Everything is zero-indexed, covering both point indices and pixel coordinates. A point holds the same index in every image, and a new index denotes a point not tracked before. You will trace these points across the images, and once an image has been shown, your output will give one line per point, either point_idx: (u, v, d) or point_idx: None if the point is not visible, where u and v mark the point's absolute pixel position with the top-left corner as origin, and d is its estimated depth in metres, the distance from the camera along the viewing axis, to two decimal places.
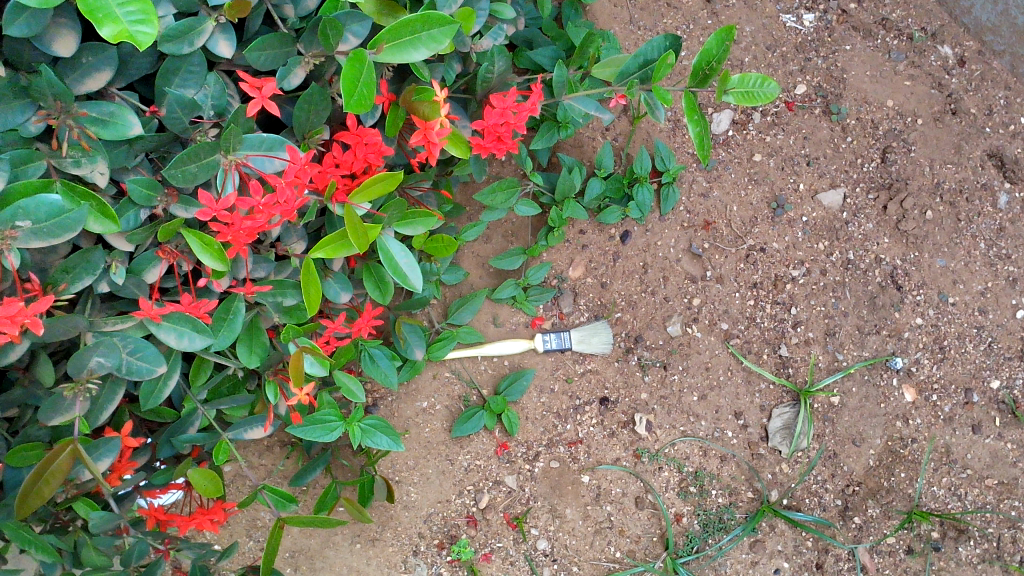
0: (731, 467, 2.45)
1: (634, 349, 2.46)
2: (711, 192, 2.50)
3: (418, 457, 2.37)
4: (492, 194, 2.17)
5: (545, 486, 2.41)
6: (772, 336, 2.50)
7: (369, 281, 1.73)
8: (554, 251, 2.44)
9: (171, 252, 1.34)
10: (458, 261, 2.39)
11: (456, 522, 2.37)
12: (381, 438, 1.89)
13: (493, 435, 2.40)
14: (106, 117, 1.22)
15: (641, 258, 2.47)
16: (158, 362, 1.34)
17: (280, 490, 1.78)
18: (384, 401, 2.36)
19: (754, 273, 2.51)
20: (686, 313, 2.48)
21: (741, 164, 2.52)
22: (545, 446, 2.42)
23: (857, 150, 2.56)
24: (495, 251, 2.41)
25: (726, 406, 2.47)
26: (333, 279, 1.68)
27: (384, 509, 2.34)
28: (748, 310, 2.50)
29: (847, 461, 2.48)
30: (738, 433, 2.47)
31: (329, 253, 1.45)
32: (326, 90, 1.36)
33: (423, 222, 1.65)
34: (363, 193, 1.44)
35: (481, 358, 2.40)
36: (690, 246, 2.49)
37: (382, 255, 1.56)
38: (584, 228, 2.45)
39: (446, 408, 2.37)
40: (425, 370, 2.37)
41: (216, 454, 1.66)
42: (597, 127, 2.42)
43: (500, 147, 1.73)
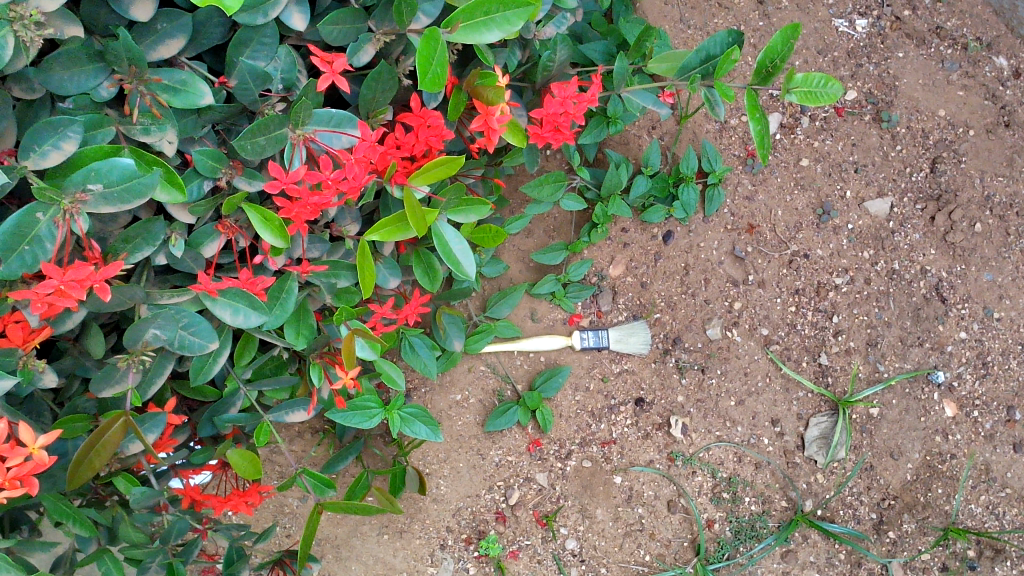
0: (766, 474, 2.41)
1: (672, 351, 2.43)
2: (756, 195, 2.48)
3: (449, 450, 2.34)
4: (539, 186, 2.15)
5: (576, 485, 2.38)
6: (813, 344, 2.46)
7: (418, 268, 1.71)
8: (596, 248, 2.42)
9: (230, 226, 1.31)
10: (499, 253, 2.37)
11: (485, 517, 2.35)
12: (419, 427, 1.89)
13: (526, 431, 2.37)
14: (177, 85, 1.20)
15: (683, 259, 2.44)
16: (211, 338, 1.33)
17: (318, 474, 1.69)
18: (418, 392, 2.33)
19: (796, 279, 2.48)
20: (726, 317, 2.44)
21: (788, 168, 2.51)
22: (578, 445, 2.39)
23: (906, 159, 2.53)
24: (537, 245, 2.39)
25: (763, 412, 2.44)
26: (383, 264, 1.67)
27: (413, 501, 2.33)
28: (790, 316, 2.47)
29: (883, 475, 2.44)
30: (774, 440, 2.43)
31: (385, 236, 1.45)
32: (394, 69, 1.34)
33: (477, 210, 1.62)
34: (424, 175, 1.41)
35: (518, 353, 2.37)
36: (733, 249, 2.46)
37: (435, 241, 1.54)
38: (627, 226, 2.43)
39: (480, 402, 2.35)
40: (461, 362, 2.34)
41: (257, 435, 1.64)
42: (644, 125, 2.41)
43: (557, 137, 1.70)
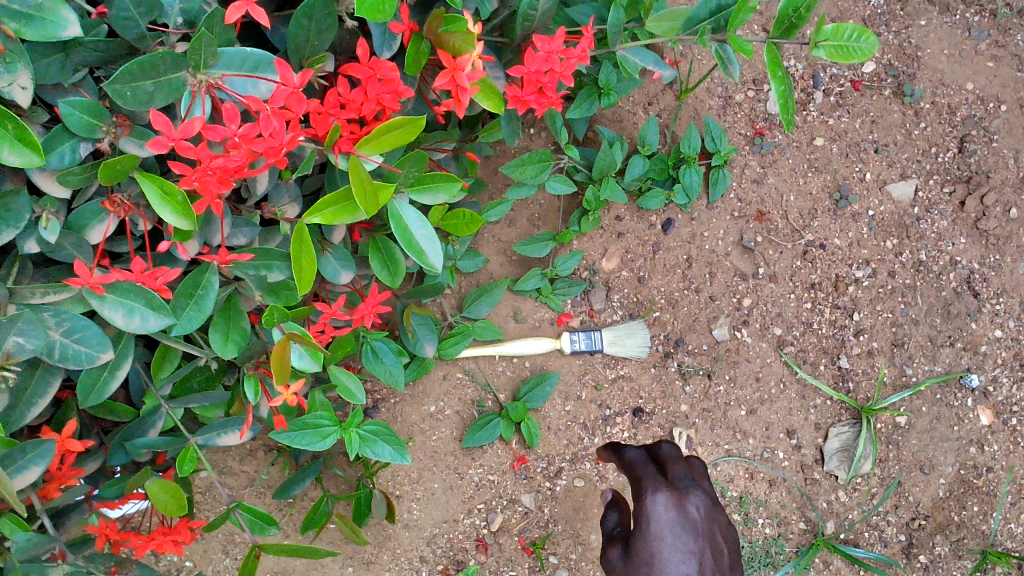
0: (781, 493, 2.15)
1: (673, 354, 2.15)
2: (766, 178, 2.21)
3: (422, 470, 2.06)
4: (521, 167, 1.87)
5: (567, 508, 2.10)
6: (831, 345, 2.20)
7: (376, 259, 1.43)
8: (586, 239, 2.14)
9: (122, 204, 1.02)
10: (477, 245, 2.09)
11: (464, 545, 2.08)
12: (383, 448, 1.61)
13: (510, 447, 2.09)
14: (30, 10, 0.93)
15: (685, 250, 2.16)
16: (102, 347, 1.07)
17: (256, 509, 1.41)
18: (387, 404, 2.05)
19: (812, 273, 2.21)
20: (734, 315, 2.17)
21: (800, 148, 2.23)
22: (568, 462, 2.11)
23: (930, 138, 2.26)
24: (520, 236, 2.11)
25: (778, 423, 2.16)
26: (332, 255, 1.38)
27: (381, 528, 2.04)
28: (805, 314, 2.20)
29: (913, 491, 2.18)
30: (790, 454, 2.16)
31: (328, 219, 1.17)
32: (331, 3, 1.05)
33: (445, 188, 1.37)
34: (374, 143, 1.14)
35: (500, 358, 2.09)
36: (741, 239, 2.18)
37: (392, 224, 1.25)
38: (622, 214, 2.15)
39: (458, 414, 2.07)
40: (435, 369, 2.06)
41: (180, 463, 1.37)
42: (639, 100, 2.14)
43: (541, 100, 1.43)
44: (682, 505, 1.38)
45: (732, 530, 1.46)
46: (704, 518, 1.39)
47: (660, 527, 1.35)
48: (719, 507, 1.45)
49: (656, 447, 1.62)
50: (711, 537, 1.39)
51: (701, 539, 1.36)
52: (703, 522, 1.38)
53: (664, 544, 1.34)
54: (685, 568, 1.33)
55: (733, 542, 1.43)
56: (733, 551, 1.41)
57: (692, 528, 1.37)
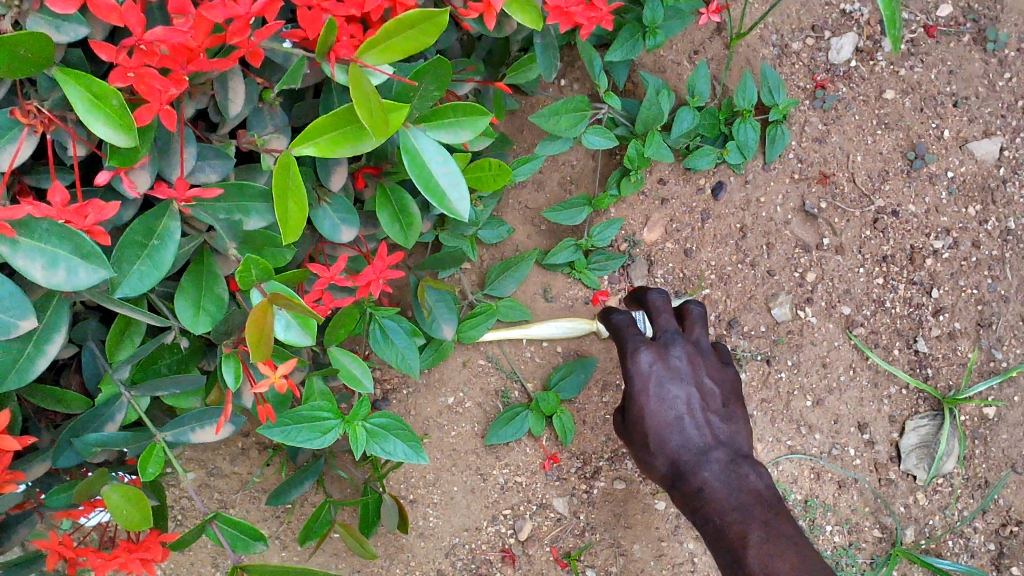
0: (851, 496, 1.89)
1: (725, 337, 1.87)
2: (830, 136, 1.92)
3: (439, 470, 1.79)
4: (554, 116, 1.59)
5: (606, 513, 1.85)
6: (907, 326, 1.92)
7: (384, 214, 1.15)
8: (625, 205, 1.86)
9: (38, 115, 0.84)
10: (499, 213, 1.82)
11: (488, 556, 1.83)
12: (396, 446, 1.34)
13: (539, 444, 1.82)
14: None
15: (738, 218, 1.88)
16: (24, 314, 0.87)
17: (237, 522, 1.15)
18: (398, 395, 1.78)
19: (883, 244, 1.92)
20: (796, 292, 1.89)
21: (868, 103, 1.93)
22: (607, 461, 1.84)
23: (1016, 91, 1.98)
24: (549, 202, 1.84)
25: (848, 415, 1.90)
26: (331, 206, 1.12)
27: (393, 537, 1.79)
28: (876, 291, 1.92)
29: (1004, 494, 1.96)
30: (862, 452, 1.90)
31: (323, 150, 0.91)
32: None
33: (471, 123, 1.09)
34: (382, 49, 0.88)
35: (527, 343, 1.82)
36: (803, 205, 1.90)
37: (404, 158, 0.98)
38: (665, 176, 1.86)
39: (480, 407, 1.80)
40: (454, 355, 1.79)
41: (144, 464, 1.11)
42: (685, 47, 1.86)
43: (590, 13, 1.17)
44: (666, 358, 1.56)
45: (726, 368, 1.63)
46: (689, 365, 1.57)
47: (650, 381, 1.55)
48: (706, 353, 1.61)
49: (641, 294, 1.68)
50: (697, 379, 1.57)
51: (690, 385, 1.56)
52: (689, 369, 1.56)
53: (653, 391, 1.55)
54: (676, 411, 1.55)
55: (728, 380, 1.62)
56: (726, 389, 1.61)
57: (679, 375, 1.56)
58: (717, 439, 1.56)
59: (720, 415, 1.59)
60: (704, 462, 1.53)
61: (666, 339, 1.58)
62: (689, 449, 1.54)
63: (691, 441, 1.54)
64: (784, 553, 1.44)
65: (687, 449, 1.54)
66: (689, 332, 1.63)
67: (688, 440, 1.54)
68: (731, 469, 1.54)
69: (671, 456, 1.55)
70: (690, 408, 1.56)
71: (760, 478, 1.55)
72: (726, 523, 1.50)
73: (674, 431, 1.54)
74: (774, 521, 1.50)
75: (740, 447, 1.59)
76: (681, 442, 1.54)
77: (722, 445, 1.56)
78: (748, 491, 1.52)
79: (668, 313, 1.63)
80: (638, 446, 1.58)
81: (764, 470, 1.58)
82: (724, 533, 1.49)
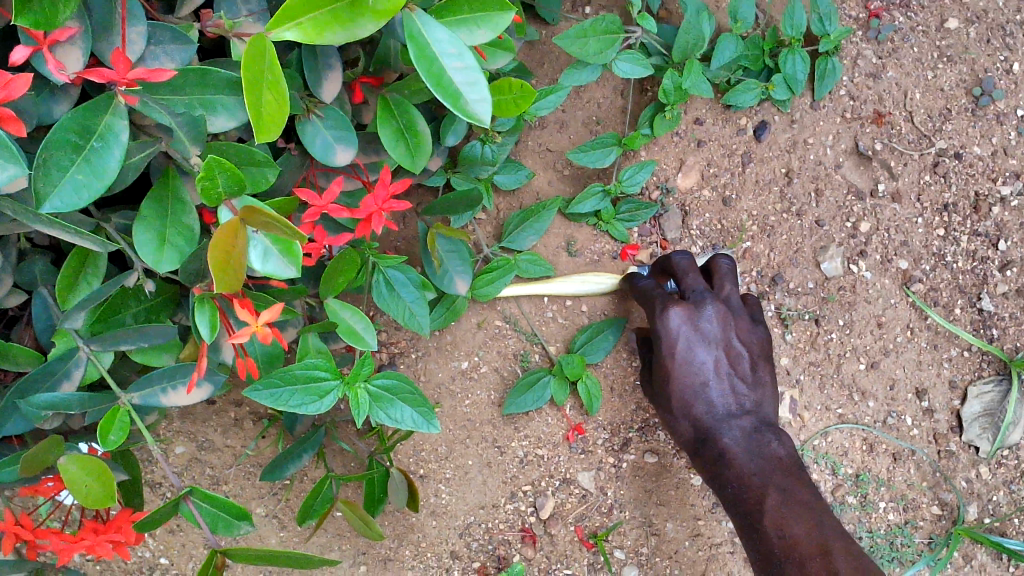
0: (907, 470, 1.72)
1: (769, 295, 1.68)
2: (885, 71, 1.71)
3: (452, 443, 1.62)
4: (580, 40, 1.41)
5: (637, 490, 1.68)
6: (970, 283, 1.74)
7: (387, 131, 0.97)
8: (658, 148, 1.66)
9: None
10: (517, 156, 1.63)
11: (507, 537, 1.66)
12: (403, 411, 1.17)
13: (563, 413, 1.64)
14: None
15: (784, 162, 1.69)
16: None
17: (218, 499, 0.98)
18: (406, 360, 1.59)
19: (944, 190, 1.73)
20: (848, 245, 1.70)
21: (928, 34, 1.73)
22: (638, 432, 1.66)
23: None
24: (573, 144, 1.65)
25: (905, 380, 1.71)
26: (322, 119, 0.94)
27: (402, 516, 1.61)
28: (936, 244, 1.73)
29: None
30: (920, 421, 1.73)
31: (306, 33, 0.73)
32: None
33: (489, 19, 0.91)
34: None
35: (549, 301, 1.63)
36: (856, 146, 1.71)
37: (410, 50, 0.78)
38: (702, 116, 1.66)
39: (497, 373, 1.62)
40: (467, 316, 1.60)
41: (106, 431, 0.94)
42: None
43: None
44: (696, 319, 1.49)
45: (759, 327, 1.56)
46: (719, 328, 1.50)
47: (678, 343, 1.48)
48: (738, 312, 1.54)
49: (667, 255, 1.57)
50: (726, 341, 1.51)
51: (718, 349, 1.51)
52: (718, 332, 1.50)
53: (679, 354, 1.49)
54: (702, 376, 1.51)
55: (762, 341, 1.55)
56: (757, 350, 1.54)
57: (708, 339, 1.50)
58: (741, 405, 1.53)
59: (747, 380, 1.54)
60: (725, 427, 1.50)
61: (696, 300, 1.50)
62: (712, 414, 1.51)
63: (715, 407, 1.51)
64: (801, 517, 1.42)
65: (710, 414, 1.51)
66: (719, 288, 1.54)
67: (712, 405, 1.51)
68: (754, 438, 1.50)
69: (694, 420, 1.52)
70: (716, 373, 1.51)
71: (783, 445, 1.51)
72: (744, 486, 1.47)
73: (699, 395, 1.51)
74: (794, 488, 1.47)
75: (767, 414, 1.54)
76: (706, 408, 1.51)
77: (747, 413, 1.52)
78: (769, 457, 1.49)
79: (696, 273, 1.53)
80: (662, 407, 1.55)
81: (788, 436, 1.54)
82: (740, 495, 1.47)
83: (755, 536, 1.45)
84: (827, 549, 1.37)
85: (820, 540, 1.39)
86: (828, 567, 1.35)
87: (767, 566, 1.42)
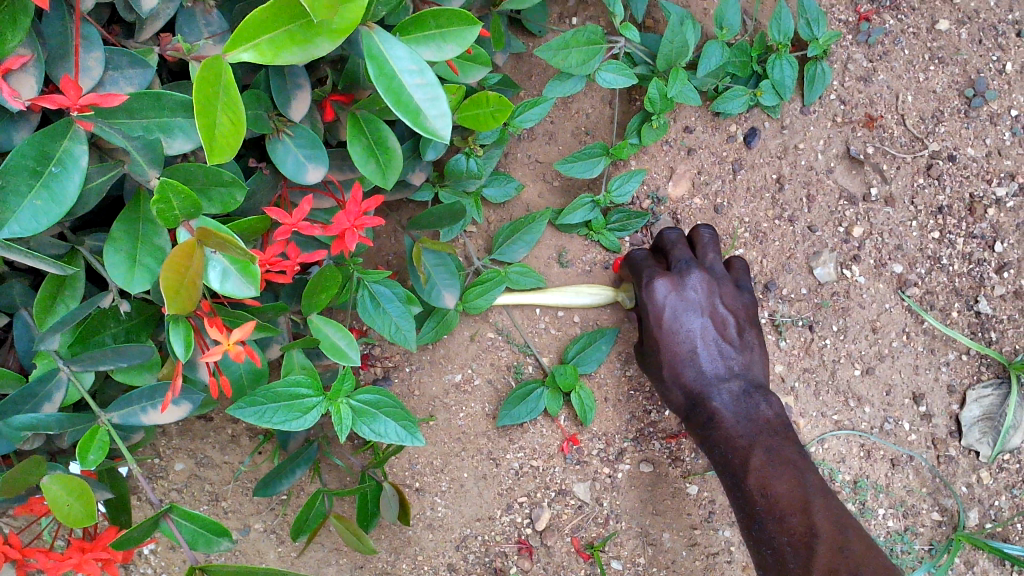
0: (906, 476, 1.70)
1: (762, 302, 1.67)
2: (876, 74, 1.71)
3: (447, 455, 1.62)
4: (563, 51, 1.42)
5: (633, 500, 1.67)
6: (967, 285, 1.72)
7: (357, 147, 0.98)
8: (648, 157, 1.66)
9: None
10: (506, 169, 1.63)
11: (503, 549, 1.66)
12: (387, 426, 1.17)
13: (557, 424, 1.64)
14: None
15: (775, 168, 1.68)
16: None
17: (198, 515, 1.00)
18: (400, 374, 1.59)
19: (939, 193, 1.72)
20: (841, 249, 1.69)
21: (919, 35, 1.72)
22: (632, 441, 1.67)
23: None
24: (562, 155, 1.65)
25: (902, 385, 1.70)
26: (293, 139, 0.96)
27: (398, 530, 1.61)
28: (931, 247, 1.71)
29: None
30: (918, 426, 1.71)
31: (264, 53, 0.75)
32: None
33: (456, 35, 0.92)
34: None
35: (541, 313, 1.63)
36: (847, 151, 1.70)
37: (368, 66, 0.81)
38: (692, 124, 1.66)
39: (490, 385, 1.62)
40: (459, 329, 1.60)
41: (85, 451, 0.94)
42: None
43: None
44: (680, 287, 1.53)
45: (745, 294, 1.59)
46: (703, 295, 1.54)
47: (664, 312, 1.52)
48: (723, 279, 1.58)
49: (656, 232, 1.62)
50: (711, 308, 1.55)
51: (704, 314, 1.54)
52: (703, 298, 1.54)
53: (665, 321, 1.52)
54: (689, 342, 1.54)
55: (747, 306, 1.59)
56: (743, 316, 1.57)
57: (693, 305, 1.54)
58: (730, 369, 1.55)
59: (736, 344, 1.56)
60: (714, 391, 1.52)
61: (681, 270, 1.54)
62: (701, 379, 1.53)
63: (704, 370, 1.53)
64: (782, 474, 1.44)
65: (699, 380, 1.53)
66: (705, 258, 1.58)
67: (701, 371, 1.53)
68: (743, 400, 1.52)
69: (685, 387, 1.53)
70: (703, 339, 1.55)
71: (772, 408, 1.52)
72: (732, 449, 1.48)
73: (689, 362, 1.53)
74: (783, 449, 1.48)
75: (757, 377, 1.56)
76: (695, 373, 1.53)
77: (735, 376, 1.54)
78: (759, 420, 1.50)
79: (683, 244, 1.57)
80: (654, 376, 1.56)
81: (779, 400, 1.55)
82: (728, 456, 1.48)
83: (740, 495, 1.45)
84: (807, 505, 1.40)
85: (801, 494, 1.42)
86: (807, 522, 1.39)
87: (750, 522, 1.44)
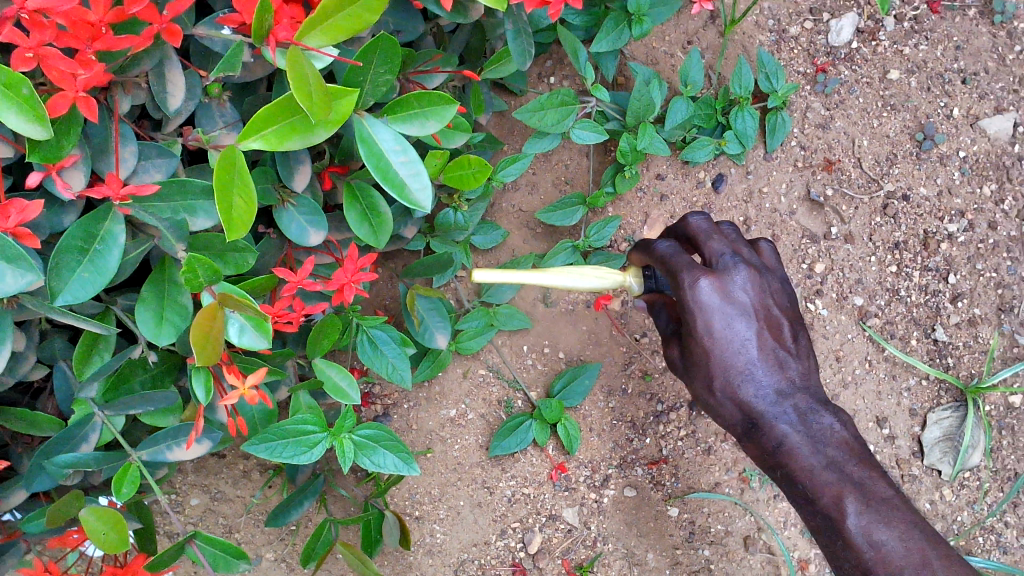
0: None
1: None
2: (833, 121, 1.85)
3: (444, 485, 1.74)
4: (538, 112, 1.56)
5: (618, 522, 1.79)
6: (924, 315, 1.86)
7: (352, 213, 1.12)
8: (623, 203, 1.80)
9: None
10: (492, 218, 1.77)
11: (498, 572, 1.77)
12: (385, 457, 1.29)
13: (546, 453, 1.76)
14: None
15: (742, 211, 1.82)
16: None
17: (218, 539, 1.13)
18: (399, 410, 1.72)
19: (895, 230, 1.85)
20: (806, 285, 1.82)
21: (872, 85, 1.86)
22: (616, 468, 1.79)
23: None
24: (544, 204, 1.79)
25: (867, 410, 1.83)
26: (296, 208, 1.10)
27: (399, 556, 1.72)
28: (890, 280, 1.85)
29: None
30: (882, 447, 1.83)
31: (270, 142, 0.88)
32: None
33: (436, 113, 1.06)
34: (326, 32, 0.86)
35: (528, 350, 1.76)
36: (808, 193, 1.83)
37: (359, 148, 0.96)
38: (663, 172, 1.80)
39: (483, 419, 1.74)
40: (452, 367, 1.73)
41: (120, 482, 1.08)
42: (677, 39, 1.79)
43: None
44: (726, 288, 1.29)
45: (787, 286, 1.40)
46: (753, 294, 1.32)
47: (712, 318, 1.28)
48: (767, 274, 1.36)
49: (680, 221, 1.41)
50: (763, 309, 1.33)
51: (756, 317, 1.32)
52: (753, 298, 1.32)
53: (718, 330, 1.29)
54: (748, 352, 1.31)
55: (792, 305, 1.40)
56: (792, 315, 1.38)
57: (744, 308, 1.30)
58: (792, 382, 1.34)
59: (792, 349, 1.36)
60: (780, 411, 1.33)
61: (725, 266, 1.32)
62: (764, 398, 1.32)
63: (764, 386, 1.32)
64: (892, 523, 1.28)
65: (762, 398, 1.33)
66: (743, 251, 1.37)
67: (761, 386, 1.32)
68: (812, 419, 1.34)
69: (742, 405, 1.33)
70: (759, 346, 1.32)
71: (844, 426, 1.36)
72: (815, 483, 1.32)
73: (746, 377, 1.31)
74: (875, 484, 1.31)
75: (817, 388, 1.37)
76: (755, 389, 1.32)
77: (799, 389, 1.34)
78: (834, 445, 1.34)
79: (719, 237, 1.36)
80: (703, 390, 1.36)
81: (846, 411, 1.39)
82: (812, 492, 1.32)
83: (840, 541, 1.31)
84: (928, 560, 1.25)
85: (919, 548, 1.26)
86: None
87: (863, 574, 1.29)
